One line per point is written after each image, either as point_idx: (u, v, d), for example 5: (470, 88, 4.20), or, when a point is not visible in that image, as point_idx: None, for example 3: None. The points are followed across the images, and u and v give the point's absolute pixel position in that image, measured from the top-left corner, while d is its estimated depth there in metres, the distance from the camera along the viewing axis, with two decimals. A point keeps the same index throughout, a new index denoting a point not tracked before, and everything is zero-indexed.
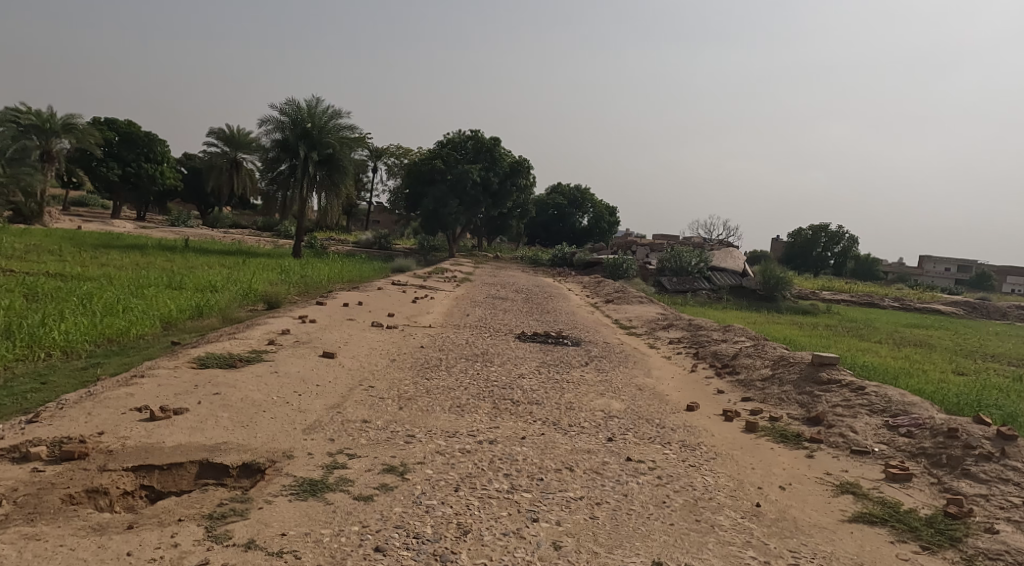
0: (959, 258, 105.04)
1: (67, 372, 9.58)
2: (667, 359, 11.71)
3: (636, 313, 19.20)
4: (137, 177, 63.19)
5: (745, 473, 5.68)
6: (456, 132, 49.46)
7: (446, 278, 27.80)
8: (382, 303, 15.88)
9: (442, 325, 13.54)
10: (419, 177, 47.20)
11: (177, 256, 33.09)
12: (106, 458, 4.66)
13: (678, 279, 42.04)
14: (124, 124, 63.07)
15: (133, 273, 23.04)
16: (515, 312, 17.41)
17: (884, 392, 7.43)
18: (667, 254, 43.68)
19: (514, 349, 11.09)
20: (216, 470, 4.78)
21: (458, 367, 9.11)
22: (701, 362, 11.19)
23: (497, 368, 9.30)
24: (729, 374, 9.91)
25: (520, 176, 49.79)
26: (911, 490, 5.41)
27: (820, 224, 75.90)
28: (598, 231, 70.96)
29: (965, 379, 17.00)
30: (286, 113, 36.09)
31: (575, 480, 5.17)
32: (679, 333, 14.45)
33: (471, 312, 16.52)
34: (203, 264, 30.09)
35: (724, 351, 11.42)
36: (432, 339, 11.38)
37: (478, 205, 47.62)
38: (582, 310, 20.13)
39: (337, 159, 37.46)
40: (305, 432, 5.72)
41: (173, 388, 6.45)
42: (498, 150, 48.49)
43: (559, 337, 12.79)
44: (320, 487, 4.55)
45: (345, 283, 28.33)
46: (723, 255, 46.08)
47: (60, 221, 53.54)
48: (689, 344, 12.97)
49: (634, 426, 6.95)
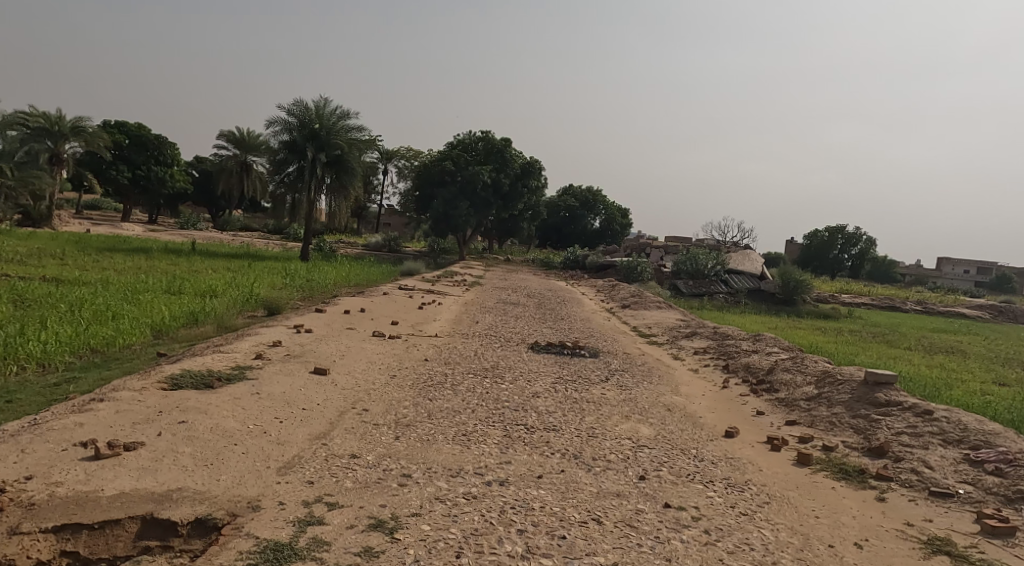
0: (978, 260, 103.32)
1: (38, 389, 8.78)
2: (693, 372, 10.68)
3: (654, 320, 18.12)
4: (146, 179, 63.09)
5: (808, 524, 4.71)
6: (466, 132, 48.85)
7: (456, 282, 26.98)
8: (387, 310, 15.00)
9: (449, 335, 12.54)
10: (429, 179, 46.79)
11: (182, 260, 32.53)
12: (22, 517, 3.74)
13: (694, 283, 41.00)
14: (133, 127, 63.11)
15: (133, 278, 22.37)
16: (527, 319, 16.36)
17: (957, 418, 6.43)
18: (682, 257, 42.61)
19: (527, 363, 10.12)
20: (161, 528, 3.88)
21: (464, 385, 8.17)
22: (733, 378, 10.17)
23: (508, 386, 8.35)
24: (767, 392, 8.91)
25: (531, 177, 49.10)
26: (1018, 550, 4.40)
27: (837, 226, 74.80)
28: (610, 233, 70.20)
29: (1012, 390, 15.91)
30: (294, 113, 35.33)
31: (604, 538, 4.20)
32: (704, 342, 13.50)
33: (479, 319, 15.52)
34: (208, 268, 29.44)
35: (758, 364, 10.44)
36: (438, 351, 10.47)
37: (489, 207, 46.77)
38: (597, 316, 19.04)
39: (346, 160, 36.99)
40: (280, 473, 4.79)
41: (132, 416, 5.52)
42: (509, 152, 47.74)
43: (575, 348, 11.81)
44: (286, 555, 3.62)
45: (351, 287, 27.55)
46: (741, 257, 44.95)
47: (70, 225, 53.56)
48: (716, 355, 11.98)
49: (668, 459, 5.95)
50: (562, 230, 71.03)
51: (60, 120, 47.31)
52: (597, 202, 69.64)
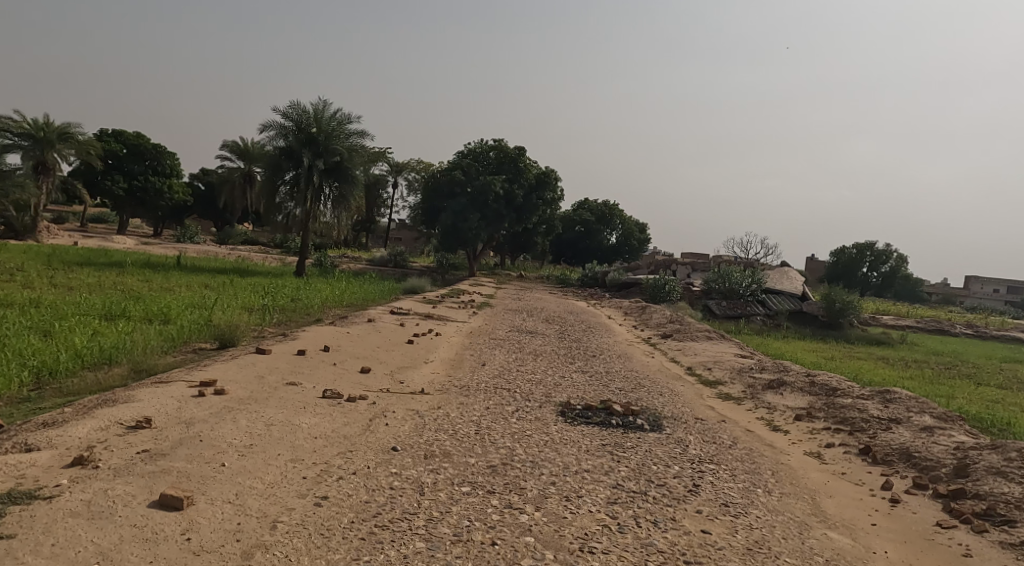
0: (1009, 280, 98.60)
1: None
2: (820, 463, 6.81)
3: (710, 357, 14.24)
4: (143, 191, 60.23)
5: None
6: (478, 141, 45.50)
7: (462, 304, 23.25)
8: (365, 346, 11.20)
9: (441, 390, 8.72)
10: (437, 191, 43.47)
11: (157, 276, 29.05)
12: None
13: (728, 303, 37.07)
14: (132, 137, 60.60)
15: (77, 297, 18.77)
16: (548, 358, 12.56)
17: None
18: (714, 274, 38.64)
19: (560, 454, 6.27)
20: None
21: (455, 527, 4.37)
22: (895, 477, 6.29)
23: (533, 524, 4.55)
24: (993, 526, 5.05)
25: (547, 189, 45.48)
26: None
27: (866, 242, 71.91)
28: (627, 249, 66.77)
29: None
30: (291, 116, 32.09)
31: None
32: (803, 399, 9.59)
33: (486, 359, 11.69)
34: (181, 286, 25.97)
35: (929, 456, 6.56)
36: (419, 429, 6.66)
37: (501, 220, 43.21)
38: (634, 351, 15.19)
39: (345, 168, 33.54)
40: None
41: None
42: (523, 160, 44.20)
43: (627, 415, 7.98)
44: None
45: (341, 309, 23.93)
46: (779, 276, 40.91)
47: (58, 237, 50.66)
48: (836, 428, 8.09)
49: None
50: (577, 245, 67.30)
51: (47, 126, 44.54)
52: (614, 216, 65.90)
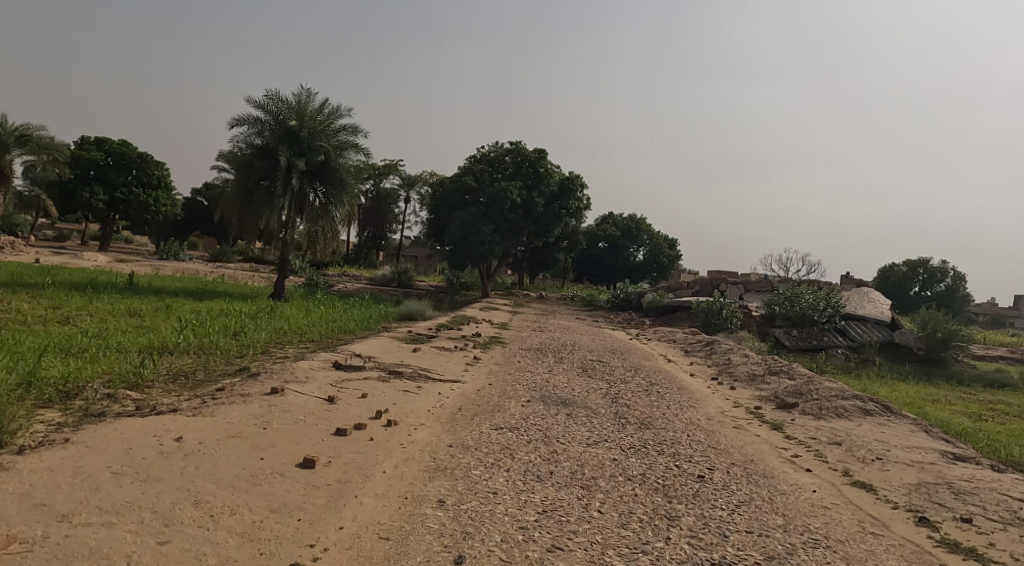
0: None
1: None
2: None
3: (925, 476, 7.20)
4: (126, 204, 54.17)
5: None
6: (493, 145, 38.89)
7: (462, 343, 16.39)
8: (142, 508, 4.31)
9: None
10: (445, 200, 37.04)
11: (80, 300, 22.72)
12: None
13: (799, 333, 29.88)
14: (116, 145, 54.41)
15: None
16: (618, 504, 5.59)
17: None
18: (778, 295, 31.43)
19: None
20: None
21: None
22: None
23: None
24: None
25: (572, 197, 38.41)
26: None
27: (919, 257, 64.13)
28: (657, 266, 59.62)
29: None
30: (266, 108, 25.38)
31: None
32: None
33: (471, 527, 4.76)
34: (92, 316, 19.46)
35: None
36: None
37: (518, 233, 36.46)
38: (764, 452, 8.16)
39: (333, 170, 26.67)
40: None
41: None
42: (543, 165, 37.45)
43: None
44: None
45: (295, 350, 16.94)
46: (858, 299, 33.56)
47: (20, 254, 44.64)
48: None
49: None
50: (600, 263, 60.57)
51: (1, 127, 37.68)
52: (642, 231, 59.09)
